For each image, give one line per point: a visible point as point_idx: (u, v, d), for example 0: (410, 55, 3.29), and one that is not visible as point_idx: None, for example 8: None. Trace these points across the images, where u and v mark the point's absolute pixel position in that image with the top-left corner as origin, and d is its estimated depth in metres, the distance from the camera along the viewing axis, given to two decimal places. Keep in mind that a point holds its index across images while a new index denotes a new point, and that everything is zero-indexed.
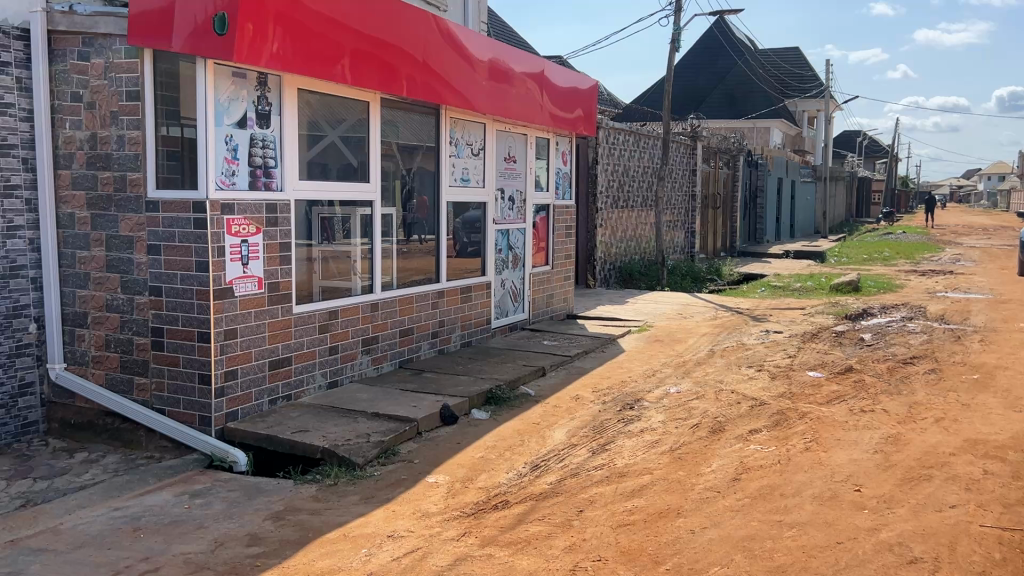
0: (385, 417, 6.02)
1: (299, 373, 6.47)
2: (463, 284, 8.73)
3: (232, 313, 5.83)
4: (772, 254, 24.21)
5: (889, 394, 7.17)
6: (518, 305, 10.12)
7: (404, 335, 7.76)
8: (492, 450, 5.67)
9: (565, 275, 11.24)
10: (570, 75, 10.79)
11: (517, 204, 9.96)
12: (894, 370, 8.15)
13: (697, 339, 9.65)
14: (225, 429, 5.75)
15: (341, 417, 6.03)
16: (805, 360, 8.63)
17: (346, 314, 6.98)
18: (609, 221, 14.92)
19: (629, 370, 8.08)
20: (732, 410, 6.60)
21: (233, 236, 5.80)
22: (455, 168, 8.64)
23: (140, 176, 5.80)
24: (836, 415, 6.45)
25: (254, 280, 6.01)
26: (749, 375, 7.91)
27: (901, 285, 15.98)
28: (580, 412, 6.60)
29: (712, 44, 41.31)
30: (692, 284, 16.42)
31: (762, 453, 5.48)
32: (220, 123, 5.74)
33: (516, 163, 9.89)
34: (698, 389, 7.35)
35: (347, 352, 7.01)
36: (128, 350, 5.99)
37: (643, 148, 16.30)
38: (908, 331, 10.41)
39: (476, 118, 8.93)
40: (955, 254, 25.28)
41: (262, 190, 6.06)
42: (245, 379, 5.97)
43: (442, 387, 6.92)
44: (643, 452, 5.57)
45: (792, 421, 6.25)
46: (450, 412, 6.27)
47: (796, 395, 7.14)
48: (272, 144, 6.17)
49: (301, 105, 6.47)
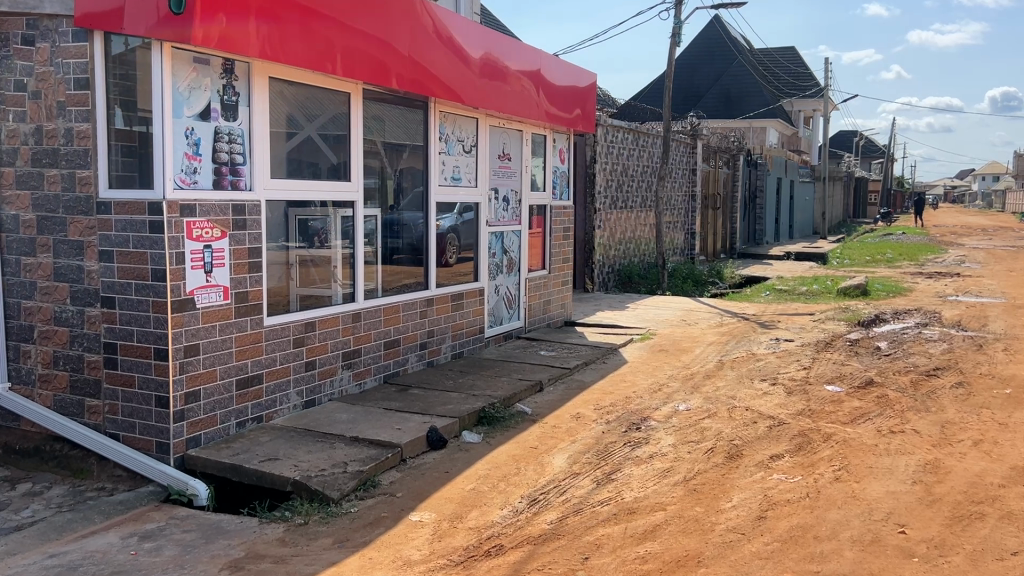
0: (365, 443, 5.42)
1: (271, 393, 5.86)
2: (454, 291, 8.11)
3: (194, 327, 5.22)
4: (773, 255, 23.65)
5: (918, 412, 6.57)
6: (513, 313, 9.52)
7: (389, 347, 7.14)
8: (485, 480, 5.06)
9: (562, 280, 10.64)
10: (568, 69, 10.19)
11: (511, 205, 9.36)
12: (919, 384, 7.57)
13: (704, 349, 9.06)
14: (187, 457, 5.14)
15: (317, 442, 5.42)
16: (821, 372, 8.04)
17: (325, 325, 6.36)
18: (607, 221, 14.32)
19: (633, 384, 7.48)
20: (748, 432, 6.00)
21: (194, 240, 5.19)
22: (445, 166, 8.03)
23: (90, 175, 5.19)
24: (863, 437, 5.86)
25: (220, 289, 5.40)
26: (764, 389, 7.31)
27: (910, 289, 15.45)
28: (582, 434, 5.99)
29: (710, 42, 40.77)
30: (694, 287, 15.84)
31: (787, 485, 4.88)
32: (179, 114, 5.13)
33: (511, 161, 9.28)
34: (709, 407, 6.75)
35: (326, 367, 6.39)
36: (78, 369, 5.36)
37: (642, 148, 15.70)
38: (925, 339, 9.84)
39: (468, 112, 8.33)
40: (962, 253, 25.46)
41: (228, 190, 5.45)
42: (209, 401, 5.35)
43: (430, 405, 6.30)
44: (654, 483, 4.98)
45: (817, 445, 5.65)
46: (439, 435, 5.66)
47: (817, 414, 6.54)
48: (240, 138, 5.56)
49: (272, 96, 5.85)
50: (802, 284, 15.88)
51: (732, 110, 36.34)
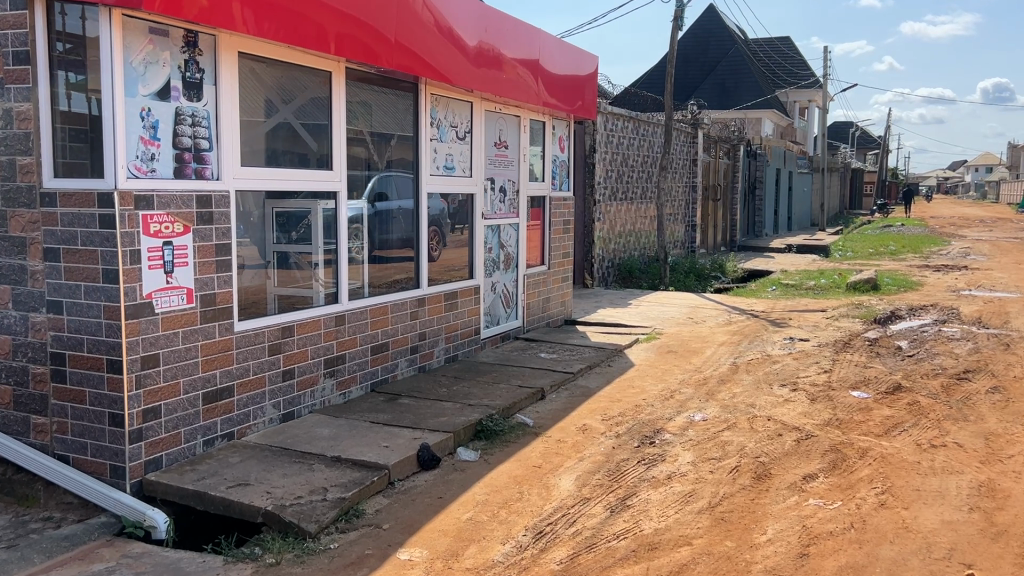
0: (348, 465, 4.82)
1: (244, 407, 5.24)
2: (447, 290, 7.50)
3: (153, 335, 4.60)
4: (775, 248, 23.03)
5: (957, 422, 6.00)
6: (510, 312, 8.91)
7: (377, 353, 6.52)
8: (484, 508, 4.46)
9: (562, 277, 10.03)
10: (569, 52, 9.55)
11: (508, 196, 8.74)
12: (951, 389, 6.99)
13: (715, 350, 8.47)
14: (145, 482, 4.53)
15: (294, 463, 4.82)
16: (845, 375, 7.46)
17: (305, 330, 5.73)
18: (607, 214, 13.71)
19: (642, 391, 6.89)
20: (774, 447, 5.41)
21: (151, 236, 4.56)
22: (437, 154, 7.39)
23: (31, 162, 4.55)
24: (902, 452, 5.28)
25: (182, 292, 4.78)
26: (784, 397, 6.71)
27: (920, 283, 14.92)
28: (590, 450, 5.39)
29: (705, 32, 40.14)
30: (696, 282, 15.24)
31: (827, 514, 4.30)
32: (133, 93, 4.49)
33: (508, 149, 8.65)
34: (728, 417, 6.15)
35: (307, 376, 5.77)
36: (23, 382, 4.74)
37: (642, 137, 15.07)
38: (948, 338, 9.28)
39: (462, 95, 7.69)
40: (965, 245, 24.89)
41: (192, 179, 4.83)
42: (171, 418, 4.73)
43: (421, 418, 5.69)
44: (675, 511, 4.39)
45: (853, 462, 5.07)
46: (431, 453, 5.05)
47: (846, 424, 5.96)
48: (205, 120, 4.93)
49: (243, 73, 5.22)
50: (808, 279, 15.29)
51: (728, 100, 35.75)
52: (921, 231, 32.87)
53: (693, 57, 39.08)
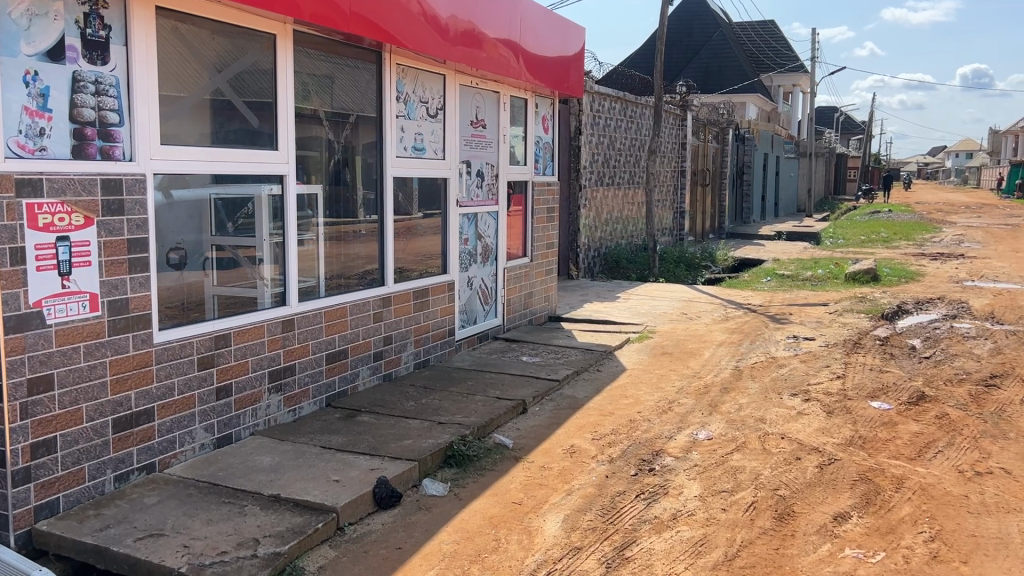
0: (288, 507, 3.98)
1: (168, 432, 4.39)
2: (417, 287, 6.65)
3: (43, 353, 3.73)
4: (764, 235, 22.31)
5: (997, 441, 5.25)
6: (489, 309, 8.08)
7: (334, 361, 5.67)
8: (452, 564, 3.66)
9: (545, 269, 9.20)
10: (555, 24, 8.66)
11: (486, 181, 7.88)
12: (981, 398, 6.25)
13: (714, 352, 7.70)
14: (35, 533, 3.68)
15: (222, 505, 3.98)
16: (861, 381, 6.71)
17: (245, 339, 4.87)
18: (593, 200, 12.89)
19: (637, 402, 6.10)
20: (794, 475, 4.63)
21: (40, 231, 3.70)
22: (405, 133, 6.51)
23: None
24: (944, 481, 4.53)
25: (84, 298, 3.92)
26: (796, 409, 5.95)
27: (920, 272, 14.24)
28: (579, 480, 4.59)
29: (690, 14, 39.27)
30: (687, 272, 14.48)
31: (870, 570, 3.53)
32: (13, 52, 3.59)
33: (486, 128, 7.79)
34: (735, 435, 5.37)
35: (247, 393, 4.91)
36: None
37: (630, 119, 14.23)
38: (964, 336, 8.55)
39: (433, 68, 6.80)
40: (958, 237, 22.66)
41: (97, 160, 3.95)
42: (72, 452, 3.88)
43: (382, 442, 4.86)
44: (685, 565, 3.60)
45: (888, 496, 4.30)
46: (389, 489, 4.22)
47: (871, 444, 5.21)
48: (112, 88, 4.03)
49: (162, 32, 4.31)
50: (804, 269, 14.55)
51: (713, 83, 34.97)
52: (910, 216, 32.23)
53: (678, 39, 38.19)
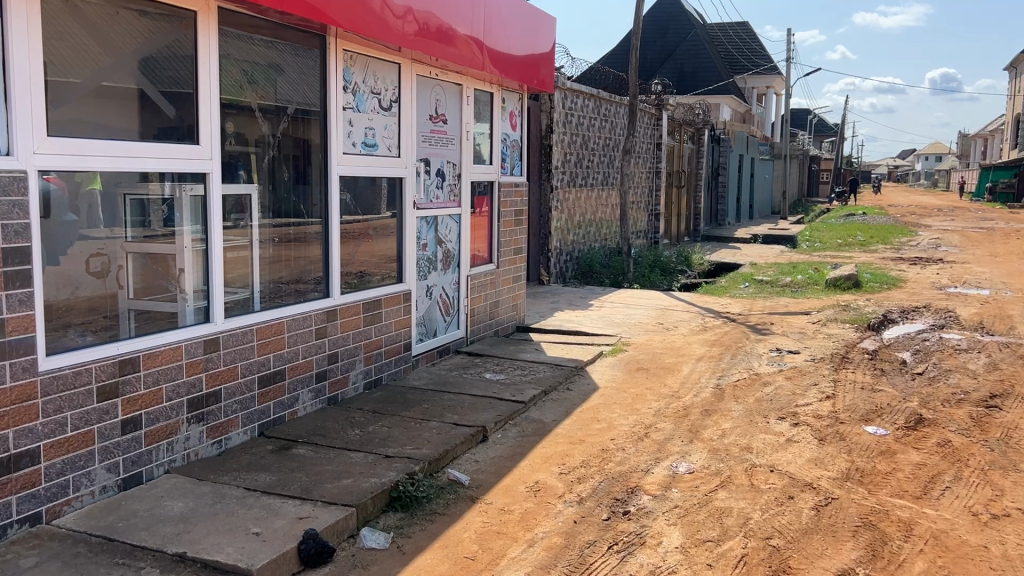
0: (194, 569, 3.34)
1: (59, 476, 3.72)
2: (368, 299, 5.99)
3: None
4: (740, 238, 21.86)
5: (1008, 475, 4.72)
6: (450, 321, 7.46)
7: (267, 386, 5.01)
8: None
9: (513, 276, 8.58)
10: (523, 17, 8.01)
11: (447, 181, 7.24)
12: (984, 422, 5.73)
13: (693, 368, 7.13)
14: None
15: (114, 568, 3.32)
16: (853, 402, 6.17)
17: (157, 364, 4.20)
18: (564, 201, 12.30)
19: (611, 428, 5.51)
20: (787, 520, 4.05)
21: None
22: (354, 128, 5.83)
23: None
24: (958, 526, 3.97)
25: None
26: (785, 435, 5.39)
27: (901, 278, 13.82)
28: (543, 528, 3.98)
29: (665, 14, 38.89)
30: (662, 277, 13.95)
31: None
32: None
33: (446, 124, 7.15)
34: (720, 468, 4.79)
35: (160, 426, 4.24)
36: None
37: (604, 117, 13.67)
38: (957, 348, 8.05)
39: (385, 56, 6.12)
40: (934, 237, 23.74)
41: None
42: None
43: (317, 482, 4.22)
44: None
45: (897, 547, 3.74)
46: (320, 542, 3.59)
47: (870, 479, 4.65)
48: None
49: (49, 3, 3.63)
50: (783, 274, 14.11)
51: (688, 84, 34.58)
52: (885, 219, 32.09)
53: (653, 39, 37.80)
